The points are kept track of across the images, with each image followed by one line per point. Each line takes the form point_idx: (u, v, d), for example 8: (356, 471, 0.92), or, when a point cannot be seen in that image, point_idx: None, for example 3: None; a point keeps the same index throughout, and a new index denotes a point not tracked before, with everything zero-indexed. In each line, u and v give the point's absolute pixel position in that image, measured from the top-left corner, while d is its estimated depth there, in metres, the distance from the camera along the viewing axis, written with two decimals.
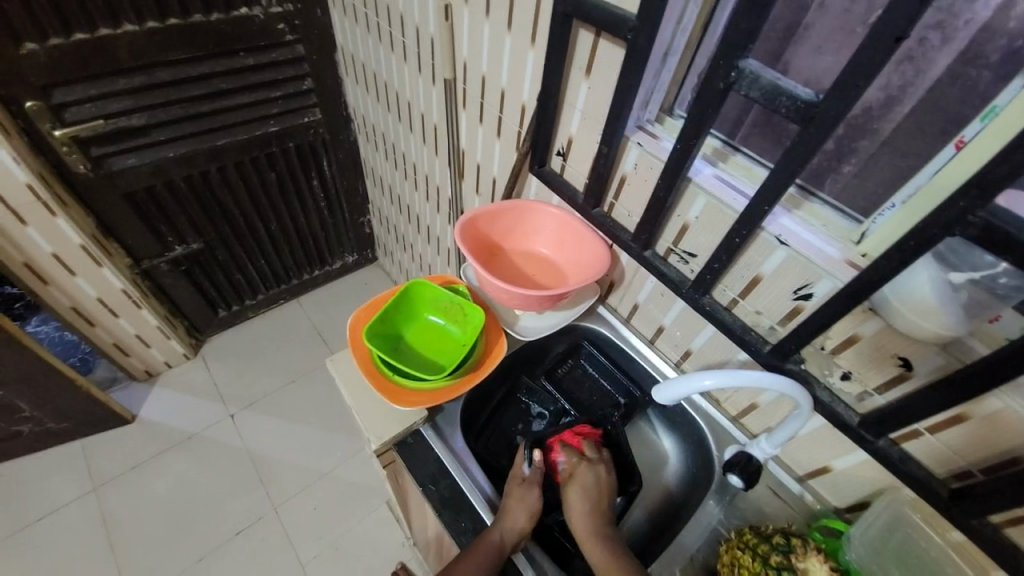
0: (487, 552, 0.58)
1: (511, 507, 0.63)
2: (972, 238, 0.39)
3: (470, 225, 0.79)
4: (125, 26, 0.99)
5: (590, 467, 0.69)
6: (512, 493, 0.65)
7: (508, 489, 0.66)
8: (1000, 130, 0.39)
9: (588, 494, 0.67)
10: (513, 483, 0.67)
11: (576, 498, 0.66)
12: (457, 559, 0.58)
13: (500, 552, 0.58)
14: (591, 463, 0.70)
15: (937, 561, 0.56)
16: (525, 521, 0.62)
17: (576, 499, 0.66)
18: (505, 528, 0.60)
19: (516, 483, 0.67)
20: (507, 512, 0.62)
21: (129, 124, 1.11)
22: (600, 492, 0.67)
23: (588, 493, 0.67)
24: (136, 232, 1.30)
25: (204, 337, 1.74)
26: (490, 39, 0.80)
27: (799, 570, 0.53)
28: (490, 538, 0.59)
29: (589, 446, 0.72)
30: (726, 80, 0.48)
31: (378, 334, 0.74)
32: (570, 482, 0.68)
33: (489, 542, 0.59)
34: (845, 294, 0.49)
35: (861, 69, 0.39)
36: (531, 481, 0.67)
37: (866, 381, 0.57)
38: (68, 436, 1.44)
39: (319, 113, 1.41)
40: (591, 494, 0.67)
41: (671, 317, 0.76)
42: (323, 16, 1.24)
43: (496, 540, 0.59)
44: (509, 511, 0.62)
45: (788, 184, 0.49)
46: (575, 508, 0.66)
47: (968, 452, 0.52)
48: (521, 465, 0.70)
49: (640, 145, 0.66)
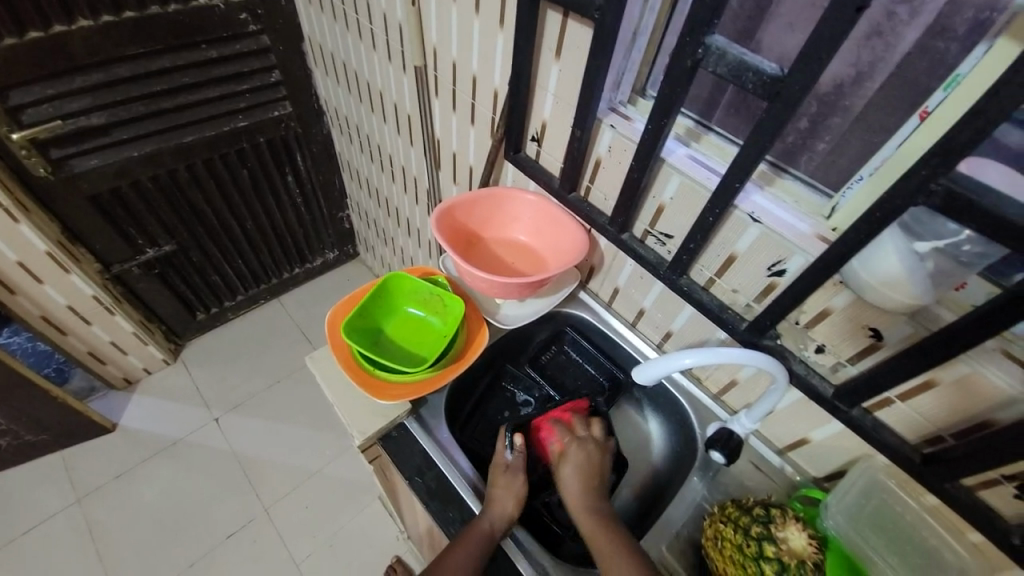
0: (476, 540, 0.58)
1: (496, 493, 0.63)
2: (936, 207, 0.39)
3: (447, 215, 0.78)
4: (79, 21, 0.95)
5: (581, 445, 0.68)
6: (496, 477, 0.65)
7: (491, 474, 0.66)
8: (963, 97, 0.40)
9: (580, 471, 0.66)
10: (497, 466, 0.66)
11: (570, 478, 0.65)
12: (446, 550, 0.58)
13: (490, 540, 0.59)
14: (583, 440, 0.69)
15: (911, 524, 0.58)
16: (512, 506, 0.62)
17: (570, 479, 0.65)
18: (493, 515, 0.61)
19: (499, 466, 0.66)
20: (494, 498, 0.62)
21: (88, 124, 1.06)
22: (591, 469, 0.66)
23: (581, 472, 0.66)
24: (104, 236, 1.26)
25: (184, 341, 1.70)
26: (459, 23, 0.78)
27: (779, 538, 0.54)
28: (478, 526, 0.59)
29: (578, 422, 0.71)
30: (694, 57, 0.48)
31: (357, 329, 0.73)
32: (562, 460, 0.67)
33: (479, 532, 0.59)
34: (817, 268, 0.50)
35: (824, 42, 0.38)
36: (513, 465, 0.66)
37: (840, 353, 0.58)
38: (46, 449, 1.40)
39: (290, 106, 1.38)
40: (584, 470, 0.66)
41: (651, 299, 0.77)
42: (288, 4, 1.20)
43: (485, 528, 0.59)
44: (494, 497, 0.62)
45: (757, 160, 0.49)
46: (570, 488, 0.64)
47: (937, 417, 0.53)
48: (502, 448, 0.68)
49: (613, 128, 0.66)
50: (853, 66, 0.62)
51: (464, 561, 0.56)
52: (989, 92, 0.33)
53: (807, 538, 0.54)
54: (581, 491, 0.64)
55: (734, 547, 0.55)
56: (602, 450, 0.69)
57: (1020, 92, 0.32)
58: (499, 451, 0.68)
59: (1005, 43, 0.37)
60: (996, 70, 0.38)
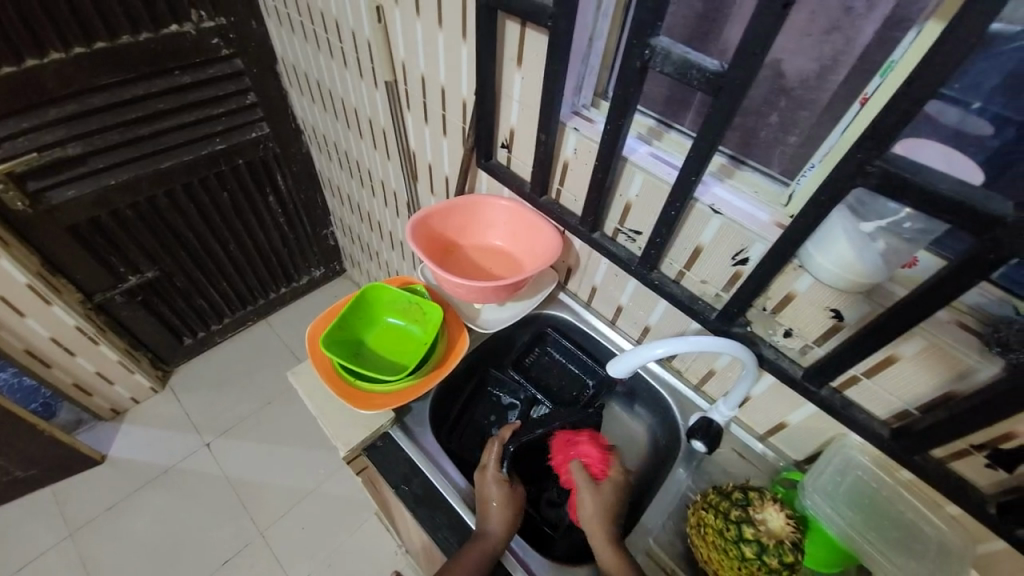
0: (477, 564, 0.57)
1: (489, 511, 0.62)
2: (875, 187, 0.41)
3: (422, 225, 0.79)
4: (51, 53, 0.96)
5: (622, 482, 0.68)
6: (486, 493, 0.64)
7: (480, 491, 0.64)
8: (895, 80, 0.42)
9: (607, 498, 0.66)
10: (485, 483, 0.65)
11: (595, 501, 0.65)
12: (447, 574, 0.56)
13: (489, 559, 0.58)
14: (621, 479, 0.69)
15: (887, 499, 0.59)
16: (509, 523, 0.61)
17: (594, 501, 0.65)
18: (491, 535, 0.60)
19: (487, 481, 0.65)
20: (489, 516, 0.61)
21: (64, 155, 1.06)
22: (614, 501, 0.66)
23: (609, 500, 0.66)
24: (84, 266, 1.25)
25: (171, 367, 1.69)
26: (424, 38, 0.80)
27: (758, 520, 0.55)
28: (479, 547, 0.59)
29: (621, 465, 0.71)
30: (642, 58, 0.50)
31: (337, 341, 0.74)
32: (597, 488, 0.66)
33: (479, 553, 0.58)
34: (774, 254, 0.51)
35: (757, 37, 0.41)
36: (508, 479, 0.66)
37: (806, 336, 0.60)
38: (35, 485, 1.38)
39: (267, 127, 1.39)
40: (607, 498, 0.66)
41: (627, 296, 0.78)
42: (259, 27, 1.22)
43: (484, 548, 0.59)
44: (488, 515, 0.62)
45: (710, 153, 0.50)
46: (592, 509, 0.64)
47: (902, 391, 0.55)
48: (496, 462, 0.67)
49: (576, 130, 0.68)
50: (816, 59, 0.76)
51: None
52: (911, 75, 0.35)
53: (785, 518, 0.55)
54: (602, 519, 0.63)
55: (715, 532, 0.56)
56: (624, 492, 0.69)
57: (938, 73, 0.33)
58: (491, 465, 0.67)
59: (934, 25, 0.39)
60: (922, 51, 0.40)
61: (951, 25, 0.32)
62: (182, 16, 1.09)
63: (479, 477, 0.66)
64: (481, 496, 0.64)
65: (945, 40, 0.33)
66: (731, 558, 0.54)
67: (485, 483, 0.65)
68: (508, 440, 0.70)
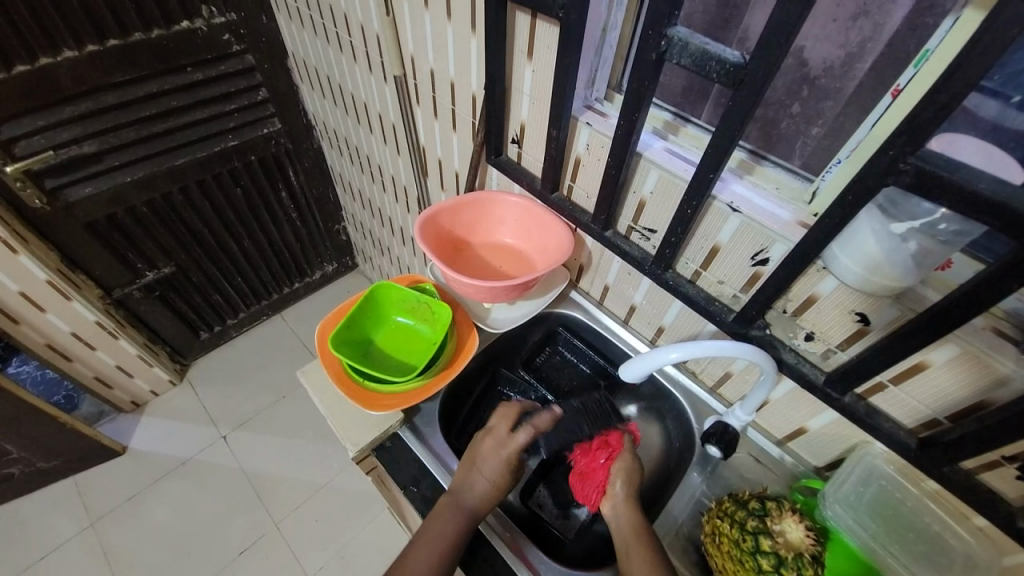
0: (452, 522, 0.59)
1: (475, 473, 0.63)
2: (908, 186, 0.38)
3: (432, 222, 0.77)
4: (65, 52, 0.96)
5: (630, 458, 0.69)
6: (477, 454, 0.65)
7: (477, 458, 0.64)
8: (932, 69, 0.39)
9: (629, 486, 0.64)
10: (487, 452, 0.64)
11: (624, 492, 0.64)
12: (425, 526, 0.60)
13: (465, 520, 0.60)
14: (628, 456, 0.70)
15: (912, 510, 0.57)
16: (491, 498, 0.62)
17: (621, 490, 0.64)
18: (468, 496, 0.61)
19: (485, 449, 0.65)
20: (475, 480, 0.62)
21: (80, 153, 1.08)
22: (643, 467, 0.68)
23: (630, 487, 0.64)
24: (102, 262, 1.27)
25: (189, 361, 1.72)
26: (433, 31, 0.78)
27: (775, 532, 0.53)
28: (460, 510, 0.60)
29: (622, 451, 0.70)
30: (658, 50, 0.47)
31: (346, 341, 0.73)
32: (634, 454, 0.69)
33: (457, 513, 0.60)
34: (795, 255, 0.49)
35: (781, 27, 0.38)
36: (516, 457, 0.65)
37: (829, 340, 0.57)
38: (59, 474, 1.42)
39: (279, 122, 1.39)
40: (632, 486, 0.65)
41: (641, 295, 0.76)
42: (269, 22, 1.21)
43: (463, 511, 0.60)
44: (473, 482, 0.62)
45: (729, 150, 0.48)
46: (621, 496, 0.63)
47: (932, 401, 0.52)
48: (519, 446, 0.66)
49: (588, 125, 0.65)
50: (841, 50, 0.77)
51: (442, 544, 0.58)
52: (952, 64, 0.32)
53: (805, 530, 0.53)
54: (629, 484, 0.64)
55: (730, 542, 0.55)
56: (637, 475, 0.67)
57: (980, 64, 0.31)
58: (514, 444, 0.65)
59: (974, 12, 0.36)
60: (960, 40, 0.37)
61: (989, 18, 0.30)
62: (193, 13, 1.08)
63: (480, 439, 0.66)
64: (472, 456, 0.65)
65: (984, 32, 0.30)
66: (746, 570, 0.52)
67: (485, 452, 0.64)
68: (545, 431, 0.69)
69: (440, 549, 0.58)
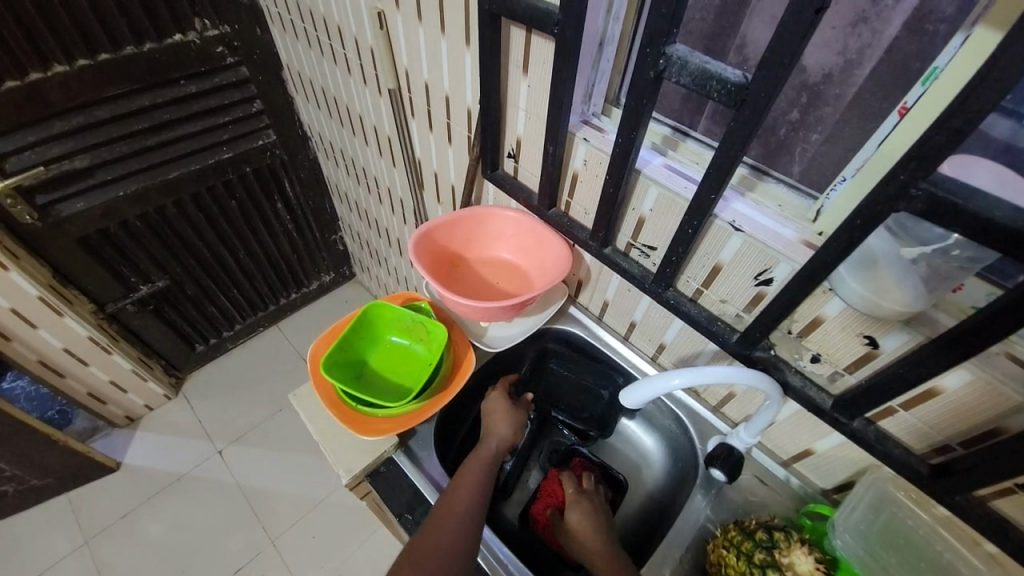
0: (482, 466, 0.65)
1: (494, 425, 0.71)
2: (919, 212, 0.37)
3: (427, 239, 0.76)
4: (56, 67, 0.95)
5: (577, 499, 0.67)
6: (492, 409, 0.74)
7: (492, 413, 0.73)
8: (943, 90, 0.38)
9: (583, 531, 0.63)
10: (503, 403, 0.74)
11: (581, 538, 0.62)
12: (457, 477, 0.63)
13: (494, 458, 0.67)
14: (579, 495, 0.68)
15: (925, 538, 0.55)
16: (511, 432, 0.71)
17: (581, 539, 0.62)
18: (495, 444, 0.69)
19: (499, 402, 0.74)
20: (495, 428, 0.71)
21: (71, 167, 1.06)
22: (594, 504, 0.67)
23: (588, 530, 0.63)
24: (95, 276, 1.25)
25: (184, 374, 1.70)
26: (427, 44, 0.77)
27: (784, 565, 0.54)
28: (487, 449, 0.68)
29: (571, 485, 0.70)
30: (656, 68, 0.46)
31: (339, 363, 0.71)
32: (579, 500, 0.67)
33: (486, 451, 0.67)
34: (803, 277, 0.47)
35: (786, 45, 0.37)
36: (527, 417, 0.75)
37: (836, 362, 0.55)
38: (52, 492, 1.39)
39: (274, 134, 1.37)
40: (589, 531, 0.63)
41: (641, 311, 0.74)
42: (264, 34, 1.20)
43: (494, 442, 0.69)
44: (493, 426, 0.71)
45: (730, 170, 0.47)
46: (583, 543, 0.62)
47: (944, 426, 0.50)
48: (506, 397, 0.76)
49: (586, 141, 0.64)
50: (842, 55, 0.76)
51: (482, 467, 0.65)
52: (968, 86, 0.31)
53: (815, 563, 0.54)
54: (593, 534, 0.62)
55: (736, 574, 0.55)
56: (597, 514, 0.65)
57: (998, 89, 0.29)
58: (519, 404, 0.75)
59: (984, 31, 0.35)
60: (972, 60, 0.36)
61: (1008, 37, 0.28)
62: (186, 26, 1.07)
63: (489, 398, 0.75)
64: (487, 412, 0.74)
65: (1004, 51, 0.28)
66: None
67: (498, 404, 0.74)
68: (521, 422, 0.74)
69: (481, 471, 0.64)
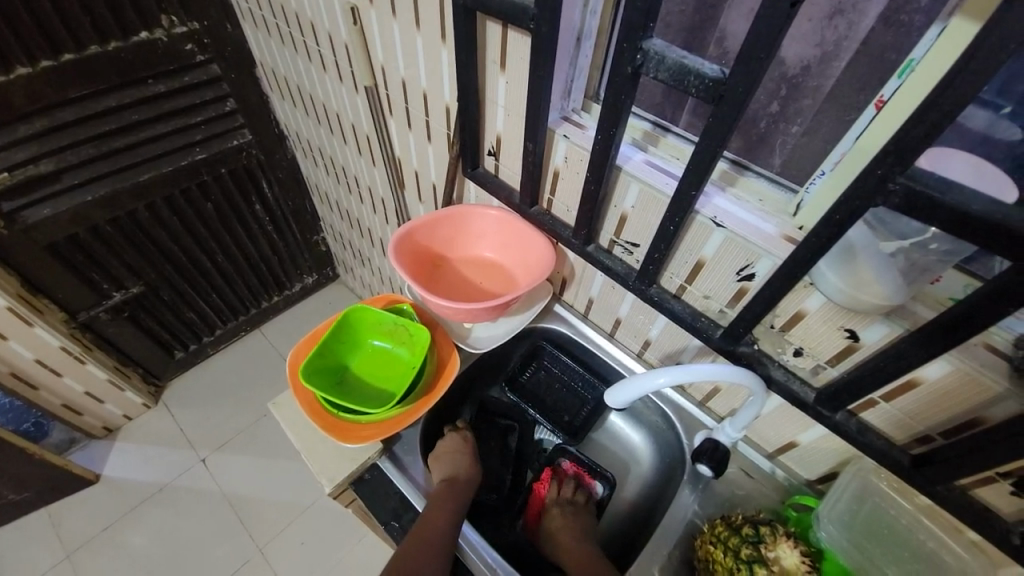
0: (449, 500, 0.61)
1: (453, 462, 0.67)
2: (897, 207, 0.37)
3: (407, 240, 0.74)
4: (18, 69, 0.91)
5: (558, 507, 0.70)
6: (447, 448, 0.70)
7: (441, 455, 0.68)
8: (920, 83, 0.38)
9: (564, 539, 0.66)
10: (458, 443, 0.70)
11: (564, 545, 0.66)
12: (426, 513, 0.60)
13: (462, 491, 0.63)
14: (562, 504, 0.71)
15: (907, 527, 0.56)
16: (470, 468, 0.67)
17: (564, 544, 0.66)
18: (460, 480, 0.65)
19: (453, 443, 0.70)
20: (455, 465, 0.67)
21: (36, 173, 1.02)
22: (577, 512, 0.69)
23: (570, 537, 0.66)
24: (65, 284, 1.21)
25: (164, 382, 1.65)
26: (402, 40, 0.75)
27: (770, 559, 0.55)
28: (455, 482, 0.64)
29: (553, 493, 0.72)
30: (634, 63, 0.45)
31: (319, 370, 0.70)
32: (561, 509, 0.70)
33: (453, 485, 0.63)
34: (784, 272, 0.47)
35: (763, 39, 0.36)
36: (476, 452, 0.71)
37: (817, 355, 0.56)
38: (29, 507, 1.35)
39: (249, 133, 1.34)
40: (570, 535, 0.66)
41: (626, 307, 0.74)
42: (235, 30, 1.16)
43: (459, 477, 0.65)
44: (455, 462, 0.67)
45: (710, 166, 0.46)
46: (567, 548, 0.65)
47: (923, 416, 0.51)
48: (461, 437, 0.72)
49: (566, 137, 0.63)
50: (818, 47, 0.77)
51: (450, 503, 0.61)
52: (944, 80, 0.30)
53: (799, 556, 0.55)
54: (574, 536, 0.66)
55: (724, 570, 0.56)
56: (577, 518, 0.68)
57: (974, 82, 0.29)
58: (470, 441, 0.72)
59: (960, 23, 0.34)
60: (948, 52, 0.35)
61: (986, 28, 0.28)
62: (153, 23, 1.03)
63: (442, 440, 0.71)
64: (441, 450, 0.69)
65: (982, 43, 0.28)
66: None
67: (454, 444, 0.70)
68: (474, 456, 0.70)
69: (448, 508, 0.60)
